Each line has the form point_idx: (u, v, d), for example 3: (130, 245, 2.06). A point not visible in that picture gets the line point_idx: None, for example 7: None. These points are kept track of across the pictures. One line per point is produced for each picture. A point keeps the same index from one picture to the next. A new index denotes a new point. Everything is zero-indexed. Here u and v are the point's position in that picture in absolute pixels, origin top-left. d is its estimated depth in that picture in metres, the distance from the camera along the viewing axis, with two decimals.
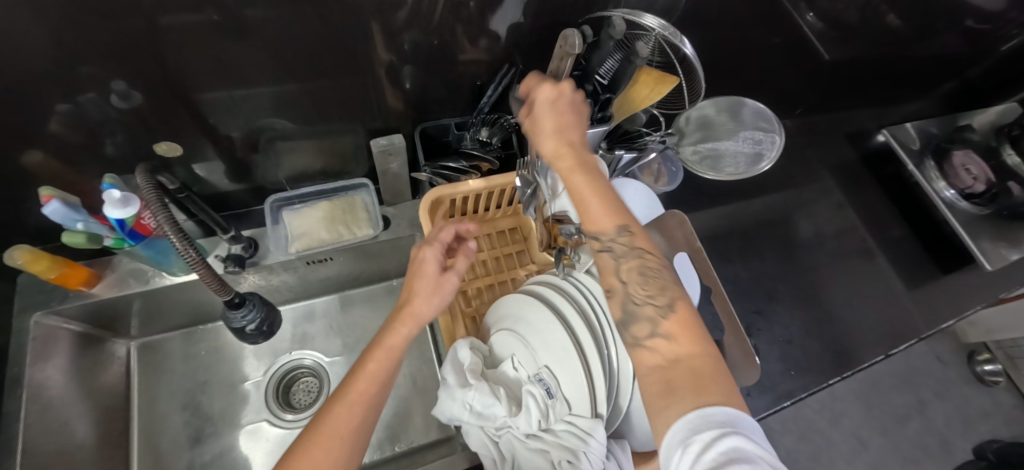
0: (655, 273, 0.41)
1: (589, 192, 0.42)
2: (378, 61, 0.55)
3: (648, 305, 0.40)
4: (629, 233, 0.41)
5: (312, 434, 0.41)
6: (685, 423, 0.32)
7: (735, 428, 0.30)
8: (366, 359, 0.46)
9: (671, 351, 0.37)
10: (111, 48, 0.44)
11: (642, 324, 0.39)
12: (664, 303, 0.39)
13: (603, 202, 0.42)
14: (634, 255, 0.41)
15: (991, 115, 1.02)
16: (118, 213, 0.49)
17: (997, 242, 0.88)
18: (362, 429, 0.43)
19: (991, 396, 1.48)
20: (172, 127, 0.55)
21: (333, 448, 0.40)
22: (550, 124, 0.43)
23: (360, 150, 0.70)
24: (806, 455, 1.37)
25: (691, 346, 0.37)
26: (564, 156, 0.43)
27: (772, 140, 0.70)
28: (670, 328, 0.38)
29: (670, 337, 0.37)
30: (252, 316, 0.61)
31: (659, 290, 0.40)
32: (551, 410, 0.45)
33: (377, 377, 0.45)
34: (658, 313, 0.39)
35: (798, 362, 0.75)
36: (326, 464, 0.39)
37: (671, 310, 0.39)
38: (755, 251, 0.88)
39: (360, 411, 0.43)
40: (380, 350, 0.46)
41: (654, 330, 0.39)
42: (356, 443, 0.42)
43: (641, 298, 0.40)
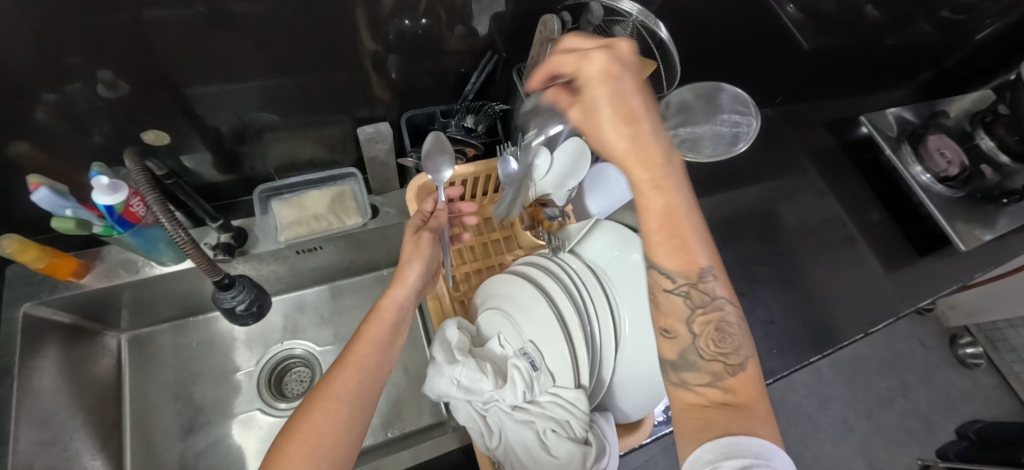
0: (727, 331, 0.41)
1: (661, 215, 0.42)
2: (364, 52, 0.56)
3: (716, 361, 0.40)
4: (708, 280, 0.41)
5: (313, 399, 0.42)
6: (715, 446, 0.34)
7: (767, 462, 0.33)
8: (365, 327, 0.48)
9: (722, 398, 0.38)
10: (98, 39, 0.45)
11: (700, 374, 0.40)
12: (735, 363, 0.40)
13: (676, 236, 0.42)
14: (711, 308, 0.41)
15: (966, 102, 1.04)
16: (107, 199, 0.50)
17: (971, 224, 0.91)
18: (363, 393, 0.43)
19: (973, 378, 1.53)
20: (160, 118, 0.56)
21: (334, 409, 0.41)
22: (612, 114, 0.42)
23: (348, 140, 0.71)
24: (794, 438, 1.40)
25: (748, 399, 0.38)
26: (636, 165, 0.43)
27: (749, 123, 0.73)
28: (732, 383, 0.39)
29: (728, 390, 0.39)
30: (242, 297, 0.62)
31: (731, 350, 0.40)
32: (536, 382, 0.46)
33: (376, 343, 0.47)
34: (724, 369, 0.40)
35: (780, 342, 0.77)
36: (330, 425, 0.40)
37: (739, 370, 0.39)
38: (738, 236, 0.91)
39: (359, 373, 0.44)
40: (380, 315, 0.49)
41: (711, 382, 0.39)
42: (358, 404, 0.43)
43: (709, 353, 0.40)
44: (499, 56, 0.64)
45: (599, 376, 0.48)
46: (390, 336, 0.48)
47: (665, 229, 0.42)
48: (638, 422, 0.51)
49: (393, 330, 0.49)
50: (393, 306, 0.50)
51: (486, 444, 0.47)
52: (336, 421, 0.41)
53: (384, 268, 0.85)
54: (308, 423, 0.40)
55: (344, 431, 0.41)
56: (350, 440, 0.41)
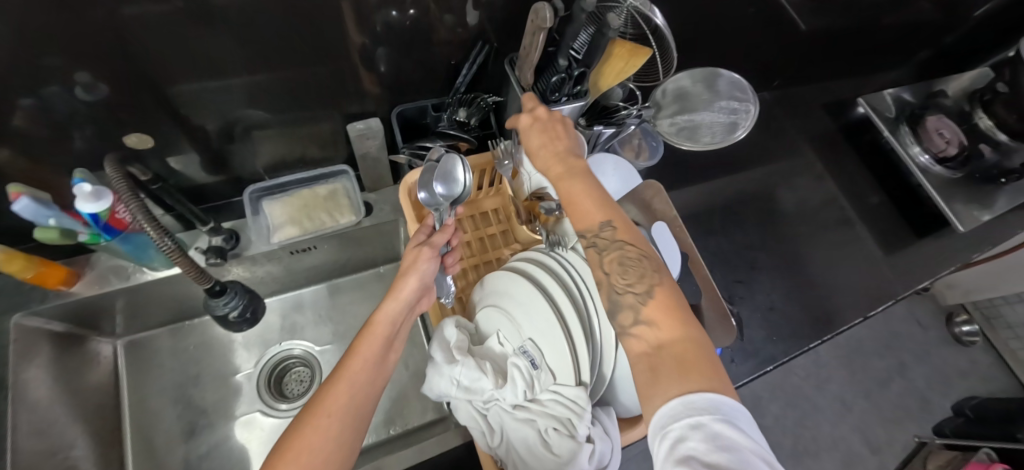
0: (636, 261, 0.42)
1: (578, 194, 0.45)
2: (351, 45, 0.55)
3: (628, 293, 0.41)
4: (613, 227, 0.43)
5: (304, 416, 0.41)
6: (666, 410, 0.34)
7: (717, 417, 0.32)
8: (357, 342, 0.47)
9: (654, 337, 0.38)
10: (73, 40, 0.43)
11: (625, 313, 0.40)
12: (644, 290, 0.40)
13: (590, 202, 0.45)
14: (615, 248, 0.43)
15: (965, 80, 1.03)
16: (90, 207, 0.48)
17: (970, 204, 0.91)
18: (355, 409, 0.43)
19: (969, 356, 1.54)
20: (143, 119, 0.54)
21: (324, 426, 0.41)
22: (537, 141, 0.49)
23: (339, 136, 0.69)
24: (793, 421, 1.41)
25: (675, 331, 0.38)
26: (554, 165, 0.47)
27: (748, 109, 0.71)
28: (651, 314, 0.39)
29: (652, 324, 0.39)
30: (235, 303, 0.61)
31: (639, 278, 0.41)
32: (537, 380, 0.46)
33: (369, 358, 0.46)
34: (638, 300, 0.40)
35: (780, 328, 0.77)
36: (321, 444, 0.40)
37: (651, 297, 0.40)
38: (736, 223, 0.90)
39: (352, 388, 0.44)
40: (373, 330, 0.48)
41: (637, 317, 0.40)
42: (349, 421, 0.42)
43: (622, 287, 0.41)
44: (490, 45, 0.62)
45: (600, 373, 0.47)
46: (383, 351, 0.47)
47: (582, 202, 0.45)
48: (640, 415, 0.50)
49: (386, 345, 0.48)
50: (385, 321, 0.49)
51: (488, 443, 0.46)
52: (327, 438, 0.41)
53: (381, 265, 0.84)
54: (299, 441, 0.40)
55: (335, 448, 0.41)
56: (342, 456, 0.41)
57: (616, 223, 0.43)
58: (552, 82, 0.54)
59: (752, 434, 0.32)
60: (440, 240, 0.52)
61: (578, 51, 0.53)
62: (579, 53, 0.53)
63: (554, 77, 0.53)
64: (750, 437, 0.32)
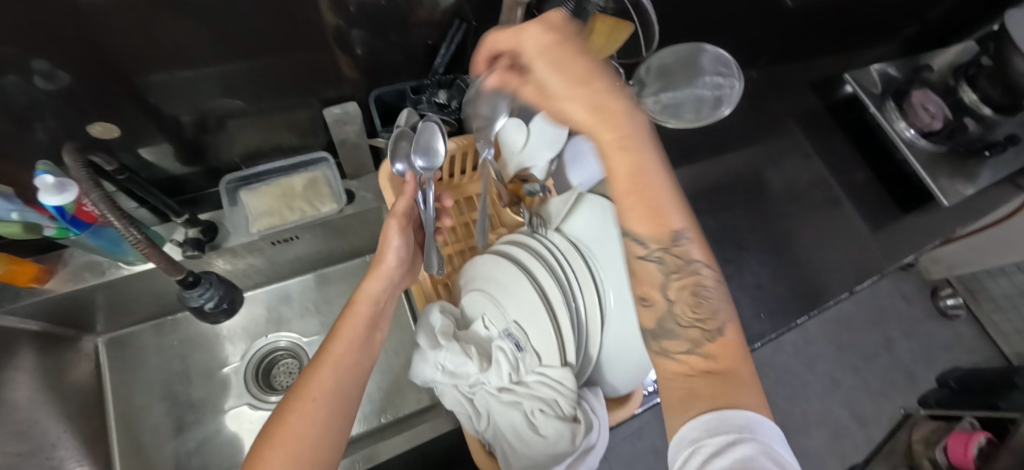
0: (707, 294, 0.40)
1: (635, 182, 0.40)
2: (325, 27, 0.53)
3: (693, 327, 0.39)
4: (678, 243, 0.40)
5: (290, 402, 0.40)
6: (701, 423, 0.33)
7: (752, 436, 0.31)
8: (341, 325, 0.47)
9: (705, 366, 0.37)
10: (28, 27, 0.41)
11: (680, 341, 0.39)
12: (712, 328, 0.38)
13: (651, 201, 0.40)
14: (687, 272, 0.40)
15: (951, 54, 1.00)
16: (55, 200, 0.46)
17: (953, 179, 0.91)
18: (340, 392, 0.42)
19: (953, 329, 1.58)
20: (110, 109, 0.52)
21: (310, 411, 0.40)
22: (569, 87, 0.39)
23: (317, 123, 0.68)
24: (783, 397, 1.44)
25: (731, 365, 0.36)
26: (606, 132, 0.40)
27: (733, 85, 0.71)
28: (712, 349, 0.37)
29: (709, 357, 0.37)
30: (210, 294, 0.57)
31: (709, 314, 0.39)
32: (522, 363, 0.46)
33: (352, 339, 0.46)
34: (703, 336, 0.38)
35: (767, 305, 0.78)
36: (307, 430, 0.39)
37: (718, 335, 0.38)
38: (724, 203, 0.90)
39: (337, 371, 0.43)
40: (355, 309, 0.48)
41: (691, 348, 0.38)
42: (336, 404, 0.41)
43: (686, 320, 0.39)
44: (468, 24, 0.60)
45: (586, 353, 0.47)
46: (367, 331, 0.47)
47: (634, 195, 0.40)
48: (627, 396, 0.50)
49: (370, 324, 0.48)
50: (367, 299, 0.50)
51: (475, 427, 0.46)
52: (312, 423, 0.39)
53: (367, 254, 0.83)
54: (284, 426, 0.39)
55: (322, 432, 0.40)
56: (329, 441, 0.40)
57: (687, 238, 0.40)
58: None
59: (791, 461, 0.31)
60: (401, 206, 0.52)
61: None
62: None
63: None
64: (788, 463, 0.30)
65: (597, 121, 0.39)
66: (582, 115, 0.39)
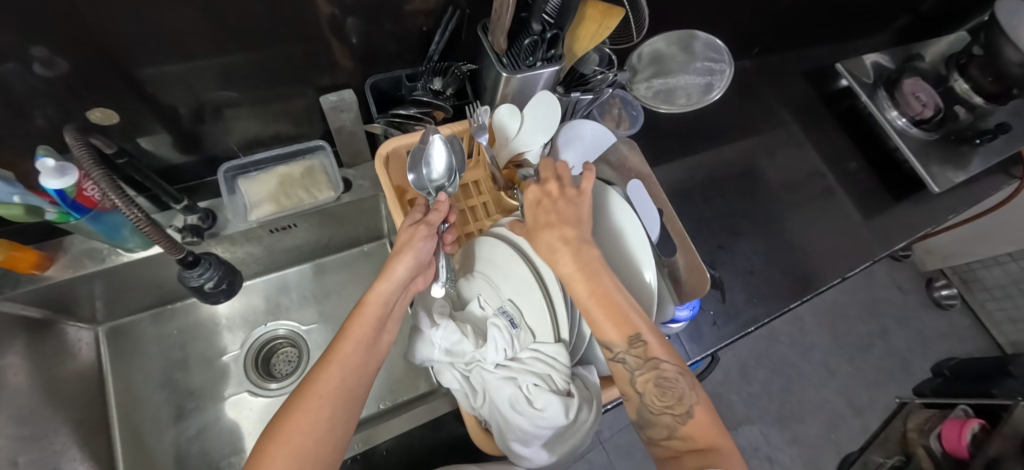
0: (672, 383, 0.42)
1: (596, 299, 0.43)
2: (320, 15, 0.53)
3: (665, 414, 0.42)
4: (641, 343, 0.42)
5: (296, 398, 0.40)
6: None
7: None
8: (350, 324, 0.45)
9: (685, 446, 0.41)
10: (25, 15, 0.41)
11: (659, 429, 0.42)
12: (682, 412, 0.42)
13: (612, 313, 0.43)
14: (649, 367, 0.42)
15: (942, 45, 1.03)
16: (55, 183, 0.46)
17: (945, 166, 0.92)
18: (346, 393, 0.42)
19: (947, 319, 1.59)
20: (108, 97, 0.53)
21: (314, 409, 0.40)
22: (547, 218, 0.46)
23: (313, 112, 0.68)
24: (779, 386, 1.45)
25: (708, 442, 0.40)
26: (566, 260, 0.44)
27: (724, 70, 0.73)
28: (688, 431, 0.41)
29: (687, 439, 0.41)
30: (210, 274, 0.57)
31: (676, 400, 0.42)
32: (516, 340, 0.46)
33: (360, 340, 0.44)
34: (675, 419, 0.42)
35: (760, 291, 0.79)
36: (312, 429, 0.39)
37: (689, 417, 0.41)
38: (717, 191, 0.91)
39: (343, 370, 0.42)
40: (366, 311, 0.45)
41: (671, 432, 0.42)
42: (341, 404, 0.41)
43: (658, 408, 0.42)
44: (461, 11, 0.60)
45: (580, 333, 0.49)
46: (375, 332, 0.45)
47: (600, 311, 0.43)
48: None
49: (379, 326, 0.45)
50: (378, 301, 0.46)
51: (471, 404, 0.46)
52: (317, 421, 0.39)
53: (365, 244, 0.84)
54: (289, 423, 0.39)
55: (326, 430, 0.40)
56: (334, 439, 0.40)
57: (648, 338, 0.43)
58: (525, 46, 0.54)
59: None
60: (436, 218, 0.49)
61: (551, 14, 0.51)
62: (552, 16, 0.51)
63: (527, 41, 0.53)
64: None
65: (564, 250, 0.44)
66: (553, 246, 0.45)
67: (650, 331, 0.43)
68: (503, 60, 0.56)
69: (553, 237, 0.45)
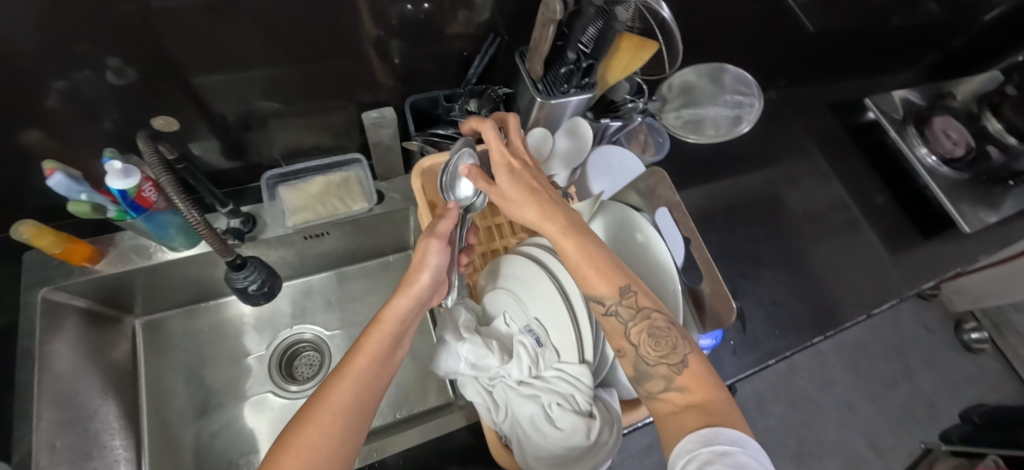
0: (665, 333, 0.42)
1: (580, 257, 0.46)
2: (366, 37, 0.57)
3: (661, 364, 0.42)
4: (631, 292, 0.44)
5: (308, 411, 0.41)
6: (697, 436, 0.36)
7: (743, 449, 0.35)
8: (364, 339, 0.46)
9: (685, 399, 0.40)
10: (104, 28, 0.45)
11: (655, 380, 0.42)
12: (677, 361, 0.42)
13: (597, 271, 0.45)
14: (641, 318, 0.43)
15: (973, 84, 1.04)
16: (119, 183, 0.50)
17: (975, 205, 0.91)
18: (359, 407, 0.43)
19: (976, 362, 1.53)
20: (167, 104, 0.57)
21: (328, 424, 0.41)
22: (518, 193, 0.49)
23: (352, 126, 0.71)
24: (797, 422, 1.41)
25: (707, 394, 0.40)
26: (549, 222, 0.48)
27: (752, 104, 0.75)
28: (684, 381, 0.41)
29: (684, 390, 0.41)
30: (255, 277, 0.60)
31: (670, 349, 0.42)
32: (541, 358, 0.48)
33: (374, 356, 0.45)
34: (671, 370, 0.42)
35: (783, 323, 0.78)
36: (323, 443, 0.40)
37: (684, 366, 0.41)
38: (740, 219, 0.91)
39: (357, 386, 0.43)
40: (380, 327, 0.47)
41: (667, 385, 0.41)
42: (353, 419, 0.42)
43: (654, 359, 0.42)
44: (501, 39, 0.64)
45: (603, 355, 0.49)
46: (389, 348, 0.47)
47: (587, 266, 0.46)
48: (641, 397, 0.51)
49: (393, 343, 0.47)
50: (394, 318, 0.48)
51: (493, 419, 0.48)
52: (329, 436, 0.40)
53: (390, 255, 0.86)
54: (302, 436, 0.40)
55: (338, 446, 0.41)
56: (344, 453, 0.41)
57: (636, 287, 0.44)
58: (562, 74, 0.56)
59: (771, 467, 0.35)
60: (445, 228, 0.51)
61: (587, 45, 0.53)
62: (588, 47, 0.53)
63: (563, 69, 0.56)
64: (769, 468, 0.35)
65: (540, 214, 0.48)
66: (533, 215, 0.48)
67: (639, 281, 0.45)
68: (539, 86, 0.58)
69: (529, 209, 0.48)
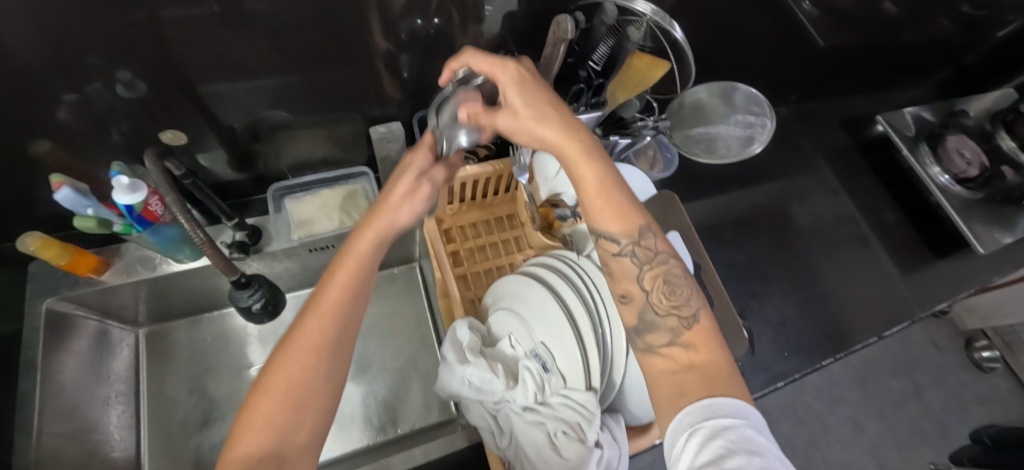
0: (679, 283, 0.40)
1: (598, 191, 0.41)
2: (376, 51, 0.57)
3: (671, 315, 0.39)
4: (650, 235, 0.40)
5: (280, 354, 0.38)
6: (696, 409, 0.31)
7: (748, 422, 0.30)
8: (334, 270, 0.43)
9: (687, 357, 0.36)
10: (114, 42, 0.45)
11: (660, 333, 0.38)
12: (689, 315, 0.38)
13: (615, 207, 0.41)
14: (658, 263, 0.40)
15: (987, 101, 1.01)
16: (126, 198, 0.50)
17: (990, 225, 0.89)
18: (338, 336, 0.40)
19: (988, 382, 1.50)
20: (176, 116, 0.57)
21: (304, 364, 0.38)
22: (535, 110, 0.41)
23: (360, 138, 0.71)
24: (804, 440, 1.39)
25: (708, 354, 0.36)
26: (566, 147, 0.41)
27: (763, 123, 0.73)
28: (691, 338, 0.37)
29: (689, 346, 0.37)
30: (258, 295, 0.60)
31: (683, 301, 0.39)
32: (547, 384, 0.47)
33: (346, 286, 0.42)
34: (680, 324, 0.38)
35: (792, 345, 0.76)
36: (303, 385, 0.37)
37: (695, 322, 0.38)
38: (749, 236, 0.90)
39: (331, 320, 0.40)
40: (351, 256, 0.43)
41: (671, 339, 0.38)
42: (332, 355, 0.39)
43: (664, 309, 0.39)
44: (511, 55, 0.64)
45: (610, 380, 0.48)
46: (364, 277, 0.43)
47: (603, 202, 0.41)
48: (650, 424, 0.49)
49: (368, 272, 0.43)
50: (366, 247, 0.44)
51: (497, 444, 0.47)
52: (309, 376, 0.37)
53: (396, 267, 0.86)
54: (279, 381, 0.37)
55: (320, 385, 0.38)
56: (329, 391, 0.38)
57: (655, 232, 0.40)
58: None
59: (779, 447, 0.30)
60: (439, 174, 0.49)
61: None
62: None
63: None
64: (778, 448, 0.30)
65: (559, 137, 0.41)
66: (551, 133, 0.41)
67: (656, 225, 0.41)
68: None
69: (546, 127, 0.41)
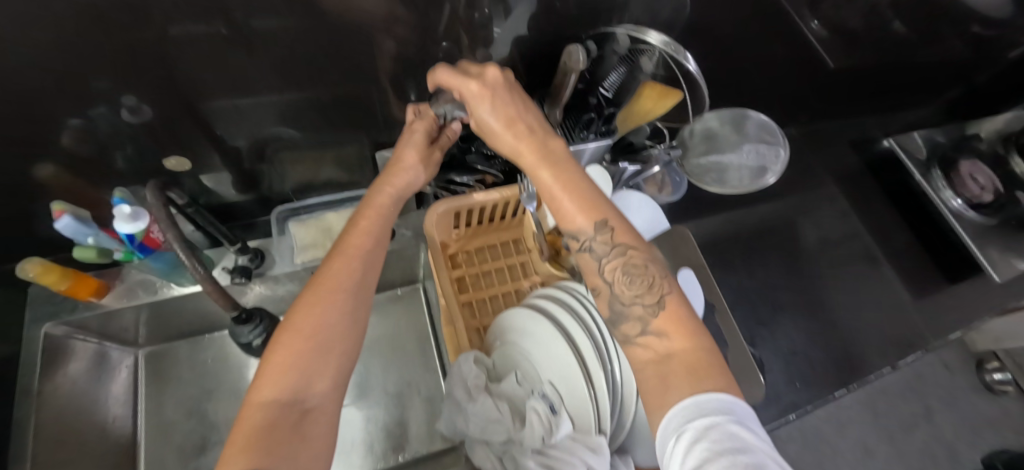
0: (642, 270, 0.38)
1: (560, 187, 0.40)
2: (384, 74, 0.56)
3: (636, 305, 0.37)
4: (608, 228, 0.39)
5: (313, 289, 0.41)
6: (679, 411, 0.30)
7: (734, 417, 0.28)
8: (357, 220, 0.47)
9: (665, 346, 0.35)
10: (119, 66, 0.45)
11: (631, 323, 0.37)
12: (655, 301, 0.37)
13: (578, 200, 0.40)
14: (617, 254, 0.38)
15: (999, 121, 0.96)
16: (126, 227, 0.49)
17: (1005, 251, 0.86)
18: (360, 282, 0.42)
19: (1000, 406, 1.47)
20: (180, 138, 0.56)
21: (339, 298, 0.40)
22: (496, 118, 0.42)
23: (365, 160, 0.71)
24: (812, 464, 1.36)
25: (687, 343, 0.34)
26: (524, 150, 0.41)
27: (778, 153, 0.66)
28: (662, 326, 0.35)
29: (662, 335, 0.35)
30: (259, 330, 0.64)
31: (648, 288, 0.37)
32: (556, 425, 0.45)
33: (370, 232, 0.46)
34: (648, 312, 0.36)
35: (803, 375, 0.74)
36: (333, 317, 0.39)
37: (663, 308, 0.36)
38: (758, 260, 0.88)
39: (355, 261, 0.43)
40: (370, 209, 0.47)
41: (644, 328, 0.36)
42: (360, 295, 0.42)
43: (629, 299, 0.38)
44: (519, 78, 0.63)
45: (621, 420, 0.47)
46: (382, 227, 0.47)
47: (565, 196, 0.40)
48: None
49: (386, 223, 0.48)
50: (386, 200, 0.49)
51: None
52: (342, 311, 0.40)
53: (399, 287, 0.85)
54: (313, 314, 0.39)
55: (347, 322, 0.40)
56: (356, 329, 0.41)
57: (614, 223, 0.39)
58: (583, 120, 0.56)
59: (770, 443, 0.28)
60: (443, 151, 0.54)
61: (608, 90, 0.54)
62: (609, 92, 0.54)
63: (585, 115, 0.55)
64: (768, 444, 0.28)
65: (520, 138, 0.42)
66: (508, 139, 0.42)
67: (619, 214, 0.39)
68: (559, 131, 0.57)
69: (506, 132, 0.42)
